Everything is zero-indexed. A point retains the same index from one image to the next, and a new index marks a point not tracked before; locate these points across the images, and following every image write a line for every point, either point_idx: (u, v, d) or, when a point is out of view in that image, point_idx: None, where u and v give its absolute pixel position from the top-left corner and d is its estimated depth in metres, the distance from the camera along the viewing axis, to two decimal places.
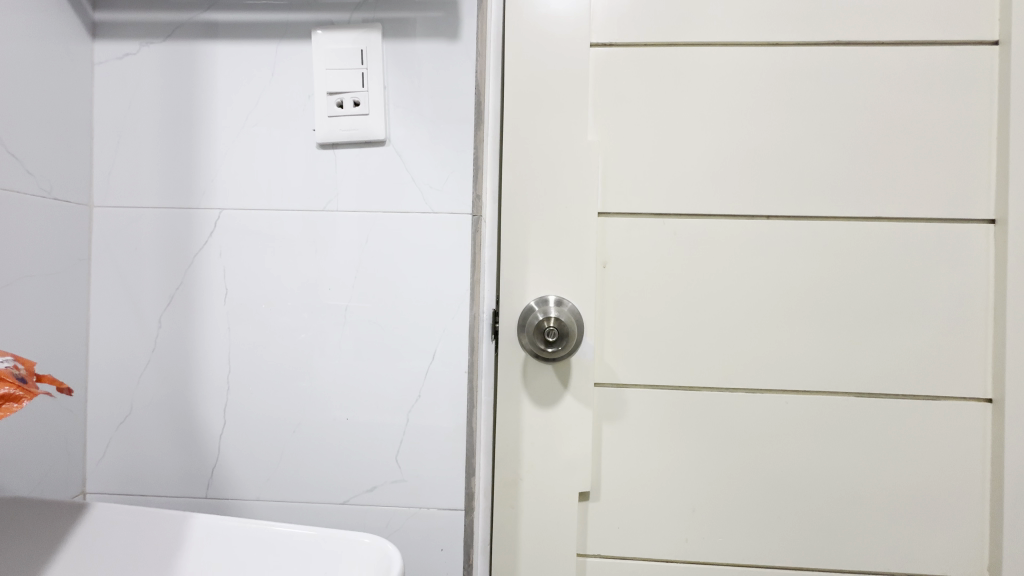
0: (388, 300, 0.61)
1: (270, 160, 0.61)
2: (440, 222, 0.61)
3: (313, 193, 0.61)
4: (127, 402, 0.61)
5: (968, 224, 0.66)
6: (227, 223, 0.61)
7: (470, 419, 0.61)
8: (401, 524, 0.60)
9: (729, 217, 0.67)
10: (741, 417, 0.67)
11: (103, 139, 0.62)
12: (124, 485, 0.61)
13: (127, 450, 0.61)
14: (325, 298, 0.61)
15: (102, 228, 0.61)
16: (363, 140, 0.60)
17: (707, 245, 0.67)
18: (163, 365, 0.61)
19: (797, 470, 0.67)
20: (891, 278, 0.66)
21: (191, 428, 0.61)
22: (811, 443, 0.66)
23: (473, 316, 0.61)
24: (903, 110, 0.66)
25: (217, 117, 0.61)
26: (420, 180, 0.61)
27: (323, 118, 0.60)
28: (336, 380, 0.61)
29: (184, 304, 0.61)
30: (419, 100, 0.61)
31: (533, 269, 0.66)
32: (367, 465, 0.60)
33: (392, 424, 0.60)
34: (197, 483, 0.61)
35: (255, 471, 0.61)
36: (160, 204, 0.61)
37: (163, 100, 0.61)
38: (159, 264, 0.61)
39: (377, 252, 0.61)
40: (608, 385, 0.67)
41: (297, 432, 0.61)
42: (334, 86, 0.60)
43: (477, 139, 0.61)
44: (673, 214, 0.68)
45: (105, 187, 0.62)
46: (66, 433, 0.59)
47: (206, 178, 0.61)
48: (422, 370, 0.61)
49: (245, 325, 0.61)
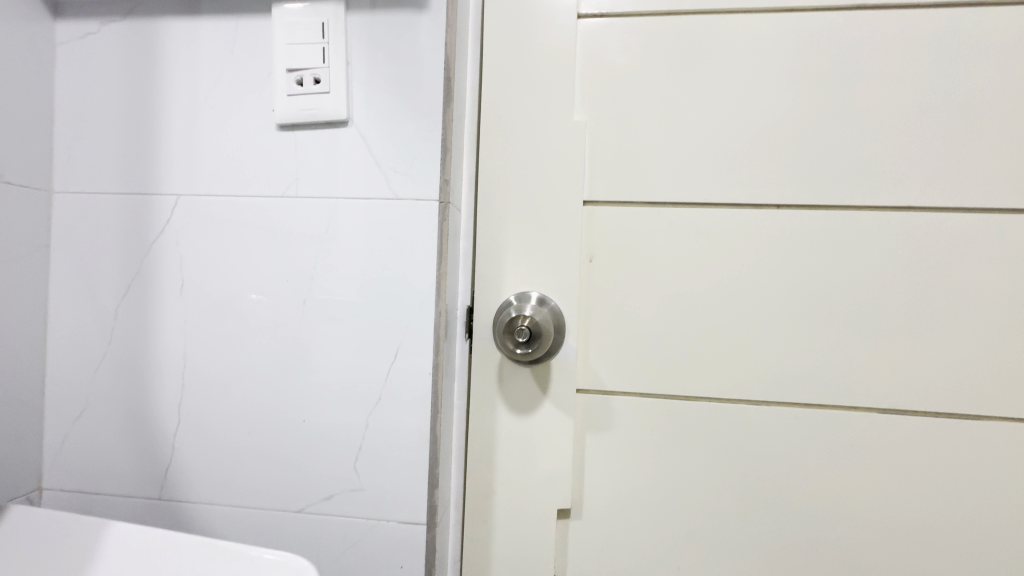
0: (349, 294, 0.56)
1: (230, 143, 0.58)
2: (406, 209, 0.56)
3: (273, 177, 0.57)
4: (84, 396, 0.59)
5: (1018, 215, 0.56)
6: (186, 210, 0.58)
7: (434, 426, 0.55)
8: (359, 536, 0.55)
9: (734, 206, 0.60)
10: (744, 432, 0.59)
11: (64, 122, 0.60)
12: (80, 482, 0.59)
13: (83, 445, 0.59)
14: (285, 290, 0.57)
15: (62, 214, 0.59)
16: (324, 121, 0.56)
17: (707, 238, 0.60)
18: (119, 358, 0.58)
19: (808, 495, 0.58)
20: (925, 278, 0.57)
21: (146, 425, 0.58)
22: (824, 464, 0.58)
23: (439, 311, 0.55)
24: (940, 82, 0.57)
25: (176, 97, 0.58)
26: (384, 164, 0.56)
27: (282, 97, 0.56)
28: (293, 379, 0.57)
29: (141, 294, 0.58)
30: (386, 76, 0.56)
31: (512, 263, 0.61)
32: (324, 471, 0.56)
33: (351, 429, 0.56)
34: (151, 483, 0.58)
35: (210, 473, 0.57)
36: (118, 190, 0.59)
37: (123, 80, 0.59)
38: (117, 253, 0.59)
39: (339, 242, 0.56)
40: (592, 391, 0.61)
41: (253, 432, 0.57)
42: (294, 63, 0.55)
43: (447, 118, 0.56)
44: (670, 203, 0.60)
45: (66, 172, 0.59)
46: (20, 427, 0.57)
47: (164, 162, 0.58)
48: (385, 371, 0.56)
49: (202, 317, 0.58)
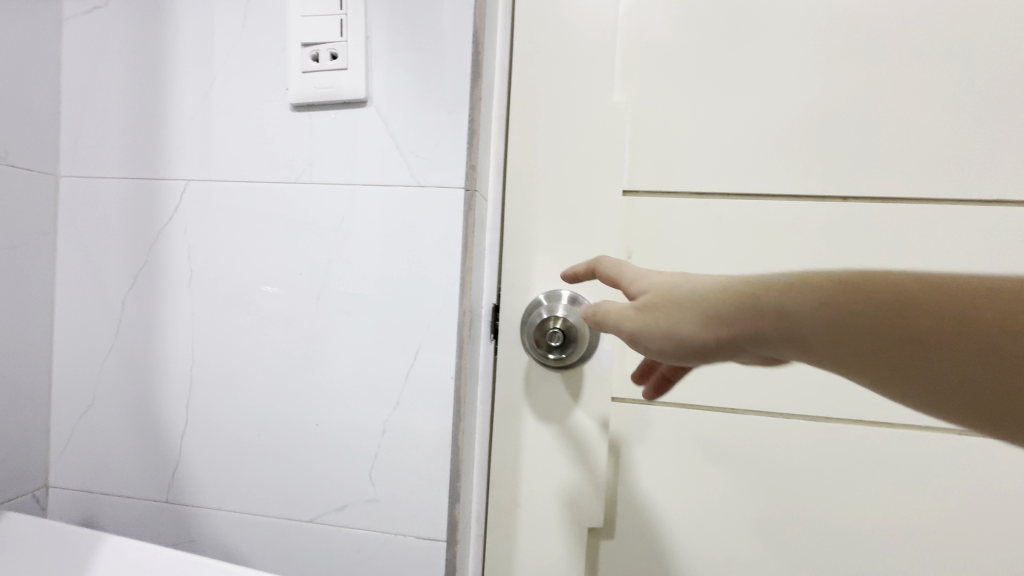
0: (365, 289, 0.52)
1: (241, 124, 0.53)
2: (428, 196, 0.51)
3: (286, 162, 0.53)
4: (90, 391, 0.56)
5: None
6: (195, 197, 0.54)
7: (455, 435, 0.50)
8: (373, 550, 0.51)
9: (795, 198, 0.53)
10: (800, 452, 0.53)
11: (72, 102, 0.56)
12: (87, 480, 0.56)
13: (90, 443, 0.56)
14: (297, 285, 0.53)
15: (70, 200, 0.56)
16: (341, 101, 0.51)
17: (762, 233, 0.53)
18: (126, 352, 0.55)
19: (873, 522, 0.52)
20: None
21: (154, 423, 0.55)
22: (891, 489, 0.52)
23: (463, 309, 0.50)
24: None
25: (186, 75, 0.54)
26: (406, 147, 0.51)
27: (297, 74, 0.51)
28: (306, 379, 0.53)
29: (149, 286, 0.55)
30: (408, 51, 0.51)
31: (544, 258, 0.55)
32: (337, 479, 0.52)
33: (366, 435, 0.52)
34: (158, 485, 0.55)
35: (217, 477, 0.54)
36: (126, 174, 0.55)
37: (131, 57, 0.55)
38: (125, 241, 0.55)
39: (355, 233, 0.52)
40: (629, 400, 0.55)
41: (262, 436, 0.53)
42: (310, 37, 0.51)
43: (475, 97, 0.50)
44: (721, 194, 0.54)
45: (73, 155, 0.56)
46: (25, 422, 0.54)
47: (174, 145, 0.55)
48: (403, 373, 0.51)
49: (210, 312, 0.54)
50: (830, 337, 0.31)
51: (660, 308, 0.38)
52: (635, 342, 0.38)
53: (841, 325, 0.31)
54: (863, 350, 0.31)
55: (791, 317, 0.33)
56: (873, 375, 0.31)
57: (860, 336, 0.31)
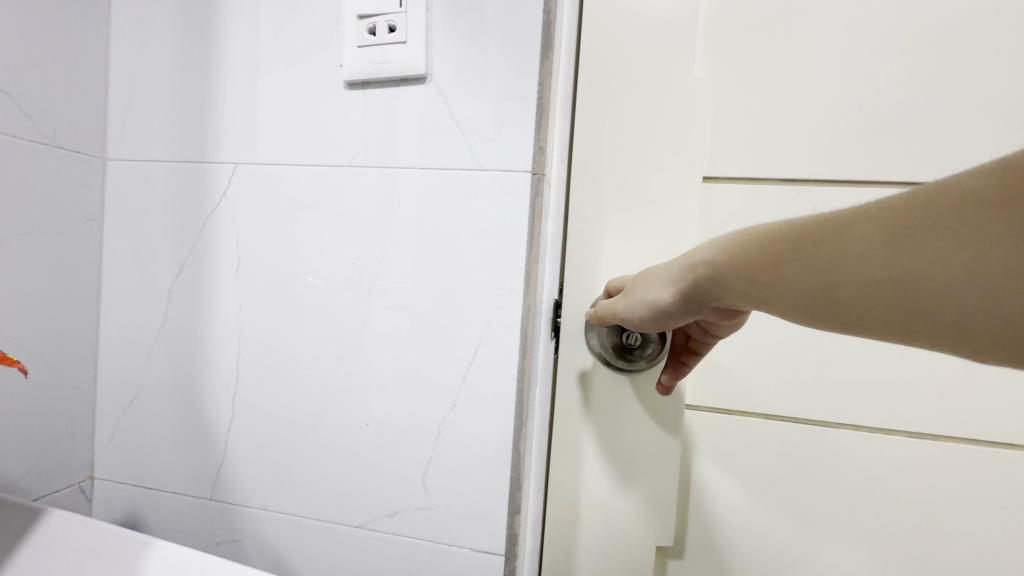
0: (421, 281, 0.48)
1: (291, 105, 0.50)
2: (492, 181, 0.47)
3: (339, 144, 0.50)
4: (136, 382, 0.54)
5: None
6: (243, 181, 0.52)
7: (518, 442, 0.46)
8: (424, 561, 0.48)
9: (905, 184, 0.47)
10: (900, 470, 0.47)
11: (119, 82, 0.54)
12: (131, 474, 0.55)
13: (134, 435, 0.55)
14: (348, 275, 0.50)
15: (116, 184, 0.55)
16: (399, 77, 0.48)
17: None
18: (172, 343, 0.53)
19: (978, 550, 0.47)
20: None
21: (198, 417, 0.53)
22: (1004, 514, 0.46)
23: (528, 305, 0.47)
24: None
25: (236, 52, 0.51)
26: (467, 127, 0.47)
27: (352, 49, 0.48)
28: (355, 377, 0.50)
29: (195, 274, 0.53)
30: (471, 22, 0.47)
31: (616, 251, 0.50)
32: (387, 483, 0.49)
33: (418, 438, 0.48)
34: (203, 482, 0.53)
35: (263, 475, 0.52)
36: (173, 157, 0.53)
37: (180, 33, 0.53)
38: (171, 227, 0.53)
39: (410, 220, 0.49)
40: (704, 407, 0.51)
41: (310, 434, 0.51)
42: (367, 7, 0.47)
43: (545, 72, 0.46)
44: (815, 180, 0.48)
45: (120, 137, 0.54)
46: (71, 413, 0.53)
47: (222, 126, 0.52)
48: (461, 372, 0.48)
49: (257, 302, 0.52)
50: (770, 290, 0.30)
51: (650, 287, 0.38)
52: (630, 323, 0.40)
53: (780, 275, 0.30)
54: (795, 284, 0.29)
55: (726, 276, 0.32)
56: (834, 321, 0.29)
57: (797, 283, 0.29)
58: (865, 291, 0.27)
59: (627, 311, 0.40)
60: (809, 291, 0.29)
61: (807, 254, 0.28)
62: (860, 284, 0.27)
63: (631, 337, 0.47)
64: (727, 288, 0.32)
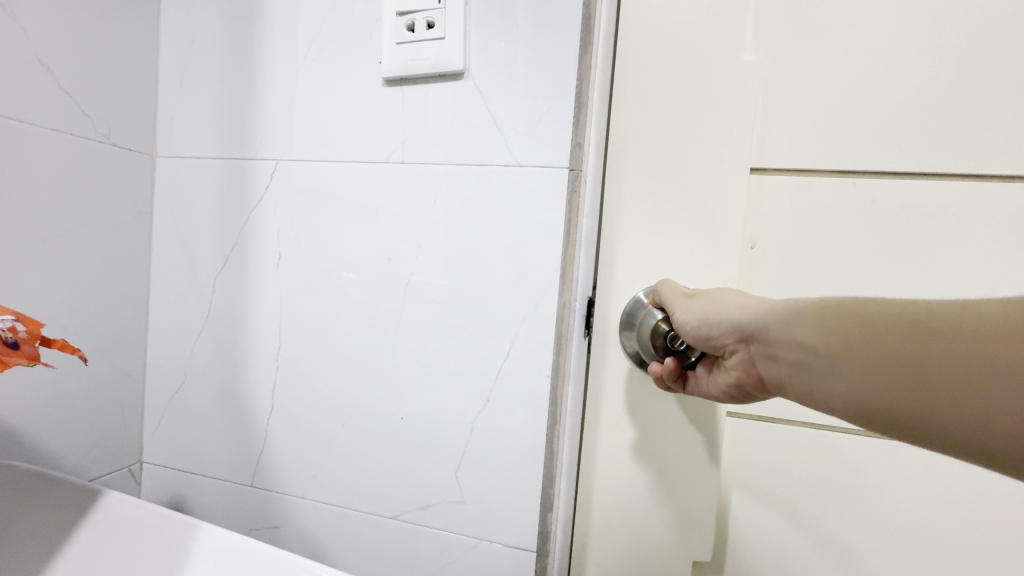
0: (456, 277, 0.49)
1: (331, 102, 0.51)
2: (528, 178, 0.47)
3: (376, 141, 0.50)
4: (181, 371, 0.57)
5: None
6: (283, 178, 0.53)
7: (551, 438, 0.46)
8: (457, 555, 0.48)
9: (987, 178, 0.41)
10: (970, 485, 0.42)
11: (167, 82, 0.56)
12: (177, 459, 0.57)
13: (180, 423, 0.57)
14: (385, 271, 0.51)
15: (164, 180, 0.57)
16: (436, 74, 0.48)
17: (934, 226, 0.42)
18: (215, 334, 0.55)
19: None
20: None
21: (240, 407, 0.55)
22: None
23: (563, 302, 0.47)
24: None
25: (278, 51, 0.53)
26: (504, 124, 0.47)
27: (391, 46, 0.48)
28: (390, 371, 0.51)
29: (238, 268, 0.54)
30: (509, 17, 0.46)
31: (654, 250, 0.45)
32: (421, 476, 0.49)
33: (452, 433, 0.49)
34: (244, 468, 0.55)
35: (302, 464, 0.53)
36: (218, 154, 0.55)
37: (225, 33, 0.54)
38: (216, 222, 0.55)
39: (446, 217, 0.49)
40: (746, 415, 0.46)
41: (346, 426, 0.52)
42: (406, 4, 0.48)
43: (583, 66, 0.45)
44: (882, 173, 0.43)
45: (169, 135, 0.56)
46: (123, 399, 0.55)
47: (264, 123, 0.53)
48: (495, 369, 0.48)
49: (295, 295, 0.53)
50: (844, 350, 0.29)
51: (717, 311, 0.36)
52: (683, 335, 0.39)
53: (857, 337, 0.28)
54: (863, 350, 0.28)
55: (808, 321, 0.30)
56: (881, 403, 0.27)
57: (867, 351, 0.28)
58: (935, 382, 0.26)
59: (682, 317, 0.39)
60: (886, 361, 0.27)
61: (909, 328, 0.27)
62: (946, 371, 0.25)
63: (679, 339, 0.41)
64: (800, 334, 0.31)
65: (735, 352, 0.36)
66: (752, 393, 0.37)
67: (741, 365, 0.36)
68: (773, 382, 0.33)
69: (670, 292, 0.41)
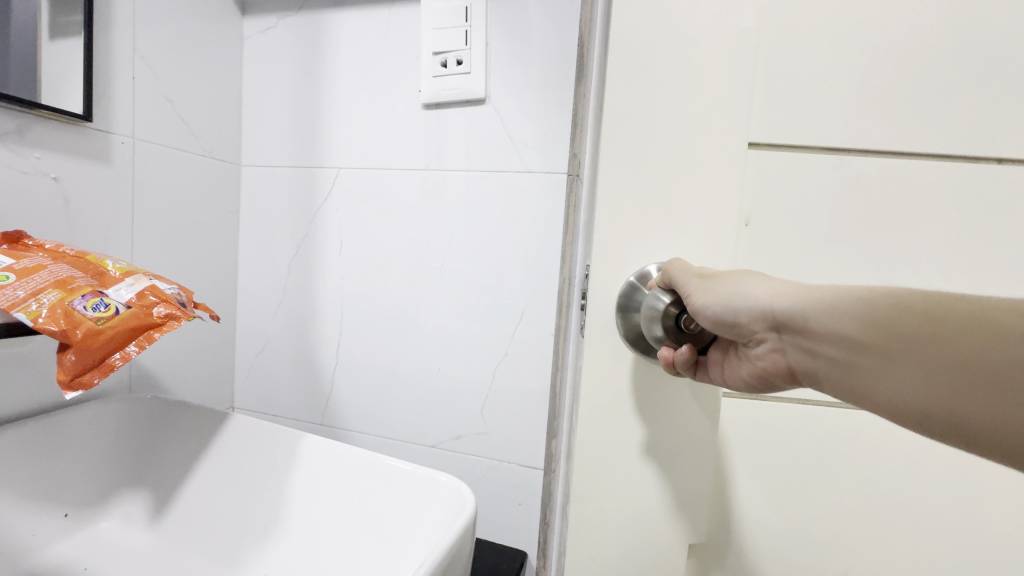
0: (481, 260, 0.62)
1: (379, 122, 0.65)
2: (536, 181, 0.60)
3: (416, 153, 0.64)
4: (263, 336, 0.72)
5: None
6: (343, 183, 0.67)
7: (553, 382, 0.60)
8: (482, 473, 0.63)
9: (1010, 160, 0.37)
10: None
11: (249, 106, 0.70)
12: (261, 405, 0.72)
13: (263, 376, 0.72)
14: (424, 255, 0.65)
15: (248, 184, 0.71)
16: (464, 99, 0.61)
17: (1003, 200, 0.32)
18: (290, 306, 0.70)
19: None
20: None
21: (310, 363, 0.70)
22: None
23: (563, 279, 0.60)
24: None
25: (337, 81, 0.66)
26: (518, 139, 0.60)
27: (428, 78, 0.62)
28: (429, 334, 0.65)
29: (308, 253, 0.69)
30: (522, 55, 0.59)
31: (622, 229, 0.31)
32: (454, 414, 0.64)
33: (478, 380, 0.63)
34: (314, 411, 0.70)
35: (360, 407, 0.68)
36: (290, 163, 0.69)
37: (295, 67, 0.68)
38: (290, 218, 0.69)
39: (471, 212, 0.63)
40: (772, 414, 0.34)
41: (395, 377, 0.66)
42: (440, 46, 0.61)
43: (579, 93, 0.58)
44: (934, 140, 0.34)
45: (251, 149, 0.71)
46: (220, 357, 0.71)
47: (327, 139, 0.67)
48: (511, 330, 0.62)
49: (354, 275, 0.67)
50: (905, 351, 0.21)
51: (749, 289, 0.25)
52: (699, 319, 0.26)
53: (938, 332, 0.20)
54: (944, 354, 0.20)
55: (859, 307, 0.22)
56: (953, 422, 0.20)
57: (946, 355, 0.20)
58: None
59: (707, 303, 0.25)
60: (966, 369, 0.20)
61: (962, 317, 0.20)
62: None
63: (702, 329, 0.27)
64: (847, 322, 0.22)
65: (763, 342, 0.25)
66: (778, 387, 0.27)
67: (772, 360, 0.25)
68: (806, 375, 0.24)
69: (686, 274, 0.27)
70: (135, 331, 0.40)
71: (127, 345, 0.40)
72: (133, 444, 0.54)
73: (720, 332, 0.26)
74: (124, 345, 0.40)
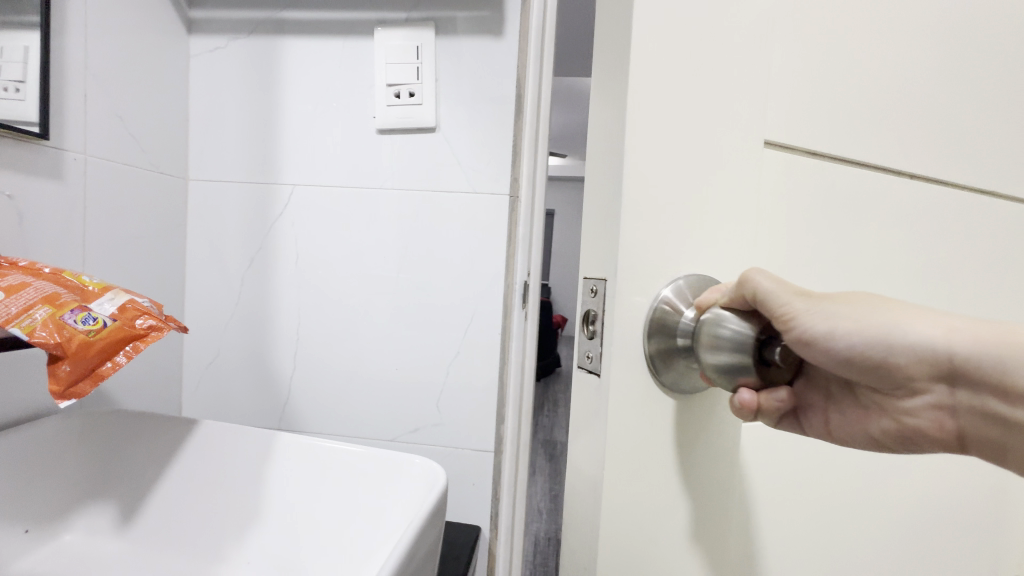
0: (434, 269, 0.70)
1: (334, 143, 0.70)
2: (482, 200, 0.69)
3: (371, 172, 0.70)
4: (214, 347, 0.73)
5: None
6: (298, 199, 0.71)
7: (501, 375, 0.69)
8: (439, 460, 0.70)
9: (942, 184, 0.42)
10: None
11: (197, 123, 0.72)
12: (213, 415, 0.74)
13: (215, 385, 0.73)
14: (380, 266, 0.71)
15: (196, 198, 0.72)
16: (415, 127, 0.69)
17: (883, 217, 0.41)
18: (244, 316, 0.72)
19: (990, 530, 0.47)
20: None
21: (266, 371, 0.73)
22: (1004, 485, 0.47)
23: (506, 285, 0.69)
24: None
25: (292, 104, 0.71)
26: (465, 164, 0.69)
27: (382, 106, 0.68)
28: (386, 337, 0.71)
29: (262, 265, 0.72)
30: (467, 91, 0.68)
31: (664, 234, 0.32)
32: (411, 409, 0.70)
33: (433, 377, 0.70)
34: (271, 417, 0.73)
35: (319, 410, 0.72)
36: (242, 179, 0.72)
37: (247, 88, 0.71)
38: (243, 231, 0.72)
39: (424, 227, 0.70)
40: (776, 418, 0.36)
41: (353, 379, 0.71)
42: (393, 79, 0.68)
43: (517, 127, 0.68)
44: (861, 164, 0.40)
45: (199, 164, 0.72)
46: (168, 369, 0.71)
47: (282, 157, 0.71)
48: (462, 331, 0.70)
49: (310, 285, 0.72)
50: None
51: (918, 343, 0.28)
52: (813, 348, 0.28)
53: None
54: None
55: None
56: None
57: None
58: None
59: (830, 331, 0.28)
60: None
61: None
62: None
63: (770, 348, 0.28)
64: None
65: (923, 393, 0.29)
66: (919, 444, 0.31)
67: (935, 417, 0.29)
68: (974, 436, 0.29)
69: (782, 292, 0.28)
70: (122, 341, 0.43)
71: (116, 354, 0.42)
72: (90, 455, 0.54)
73: (852, 371, 0.29)
74: (114, 354, 0.42)
